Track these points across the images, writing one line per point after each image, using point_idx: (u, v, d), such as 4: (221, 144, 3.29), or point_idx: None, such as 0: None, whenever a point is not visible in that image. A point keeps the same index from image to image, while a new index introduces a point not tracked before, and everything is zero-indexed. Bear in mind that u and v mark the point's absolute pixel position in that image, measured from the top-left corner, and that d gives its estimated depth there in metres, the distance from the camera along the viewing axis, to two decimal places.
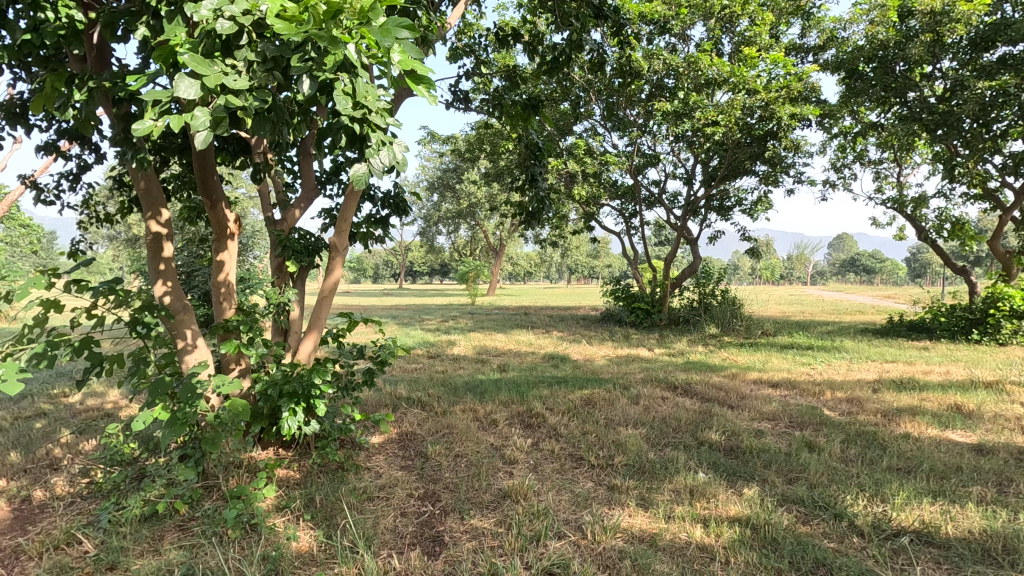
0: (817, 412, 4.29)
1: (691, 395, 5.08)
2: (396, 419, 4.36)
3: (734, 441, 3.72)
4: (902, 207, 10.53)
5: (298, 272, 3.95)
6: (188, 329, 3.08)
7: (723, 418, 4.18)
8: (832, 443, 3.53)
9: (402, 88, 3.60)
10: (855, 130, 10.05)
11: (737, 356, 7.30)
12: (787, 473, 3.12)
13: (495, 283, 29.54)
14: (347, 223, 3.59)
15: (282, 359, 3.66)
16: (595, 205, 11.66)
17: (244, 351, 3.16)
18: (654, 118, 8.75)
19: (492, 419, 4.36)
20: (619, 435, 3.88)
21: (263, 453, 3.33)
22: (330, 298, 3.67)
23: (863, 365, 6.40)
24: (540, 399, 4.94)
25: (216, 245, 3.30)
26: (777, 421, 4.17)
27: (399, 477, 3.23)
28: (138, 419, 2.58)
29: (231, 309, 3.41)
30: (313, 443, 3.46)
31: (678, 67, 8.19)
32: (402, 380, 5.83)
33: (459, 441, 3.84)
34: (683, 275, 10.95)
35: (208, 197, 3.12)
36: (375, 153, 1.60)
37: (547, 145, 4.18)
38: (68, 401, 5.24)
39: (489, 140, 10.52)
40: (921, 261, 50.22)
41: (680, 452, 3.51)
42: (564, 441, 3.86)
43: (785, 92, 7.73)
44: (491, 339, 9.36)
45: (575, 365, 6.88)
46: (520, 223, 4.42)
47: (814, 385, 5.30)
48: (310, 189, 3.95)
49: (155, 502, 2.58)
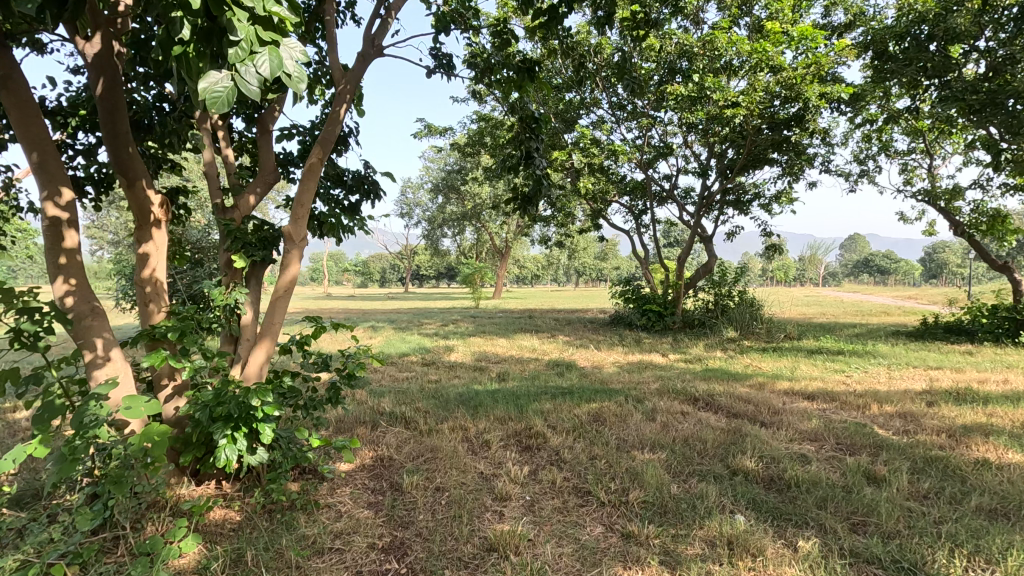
0: (869, 432, 3.63)
1: (714, 409, 4.42)
2: (372, 440, 3.75)
3: (774, 469, 3.07)
4: (933, 199, 9.80)
5: (252, 270, 3.35)
6: (99, 338, 2.49)
7: (757, 439, 3.53)
8: (899, 474, 2.87)
9: (370, 47, 3.00)
10: (881, 118, 9.35)
11: (760, 363, 6.62)
12: (847, 515, 2.48)
13: (500, 287, 28.90)
14: (307, 206, 3.00)
15: (227, 377, 3.03)
16: (603, 202, 11.02)
17: (174, 364, 2.59)
18: (666, 105, 8.12)
19: (484, 440, 3.74)
20: (634, 461, 3.24)
21: (199, 490, 2.73)
22: (286, 298, 3.06)
23: (905, 372, 5.71)
24: (542, 414, 4.31)
25: (137, 234, 2.68)
26: (823, 444, 3.51)
27: (361, 520, 2.62)
28: (6, 458, 1.94)
29: (162, 313, 2.78)
30: (263, 474, 2.86)
31: (692, 48, 7.52)
32: (387, 391, 5.20)
33: (442, 470, 3.21)
34: (697, 273, 10.24)
35: (124, 176, 2.51)
36: (248, 58, 1.03)
37: (546, 117, 3.52)
38: (12, 418, 4.65)
39: (491, 132, 9.93)
40: (938, 260, 49.04)
41: (710, 485, 2.87)
42: (568, 468, 3.22)
43: (814, 68, 6.98)
44: (493, 345, 8.74)
45: (582, 372, 6.25)
46: (517, 209, 3.79)
47: (857, 397, 4.62)
48: (268, 170, 3.39)
49: (29, 565, 1.99)
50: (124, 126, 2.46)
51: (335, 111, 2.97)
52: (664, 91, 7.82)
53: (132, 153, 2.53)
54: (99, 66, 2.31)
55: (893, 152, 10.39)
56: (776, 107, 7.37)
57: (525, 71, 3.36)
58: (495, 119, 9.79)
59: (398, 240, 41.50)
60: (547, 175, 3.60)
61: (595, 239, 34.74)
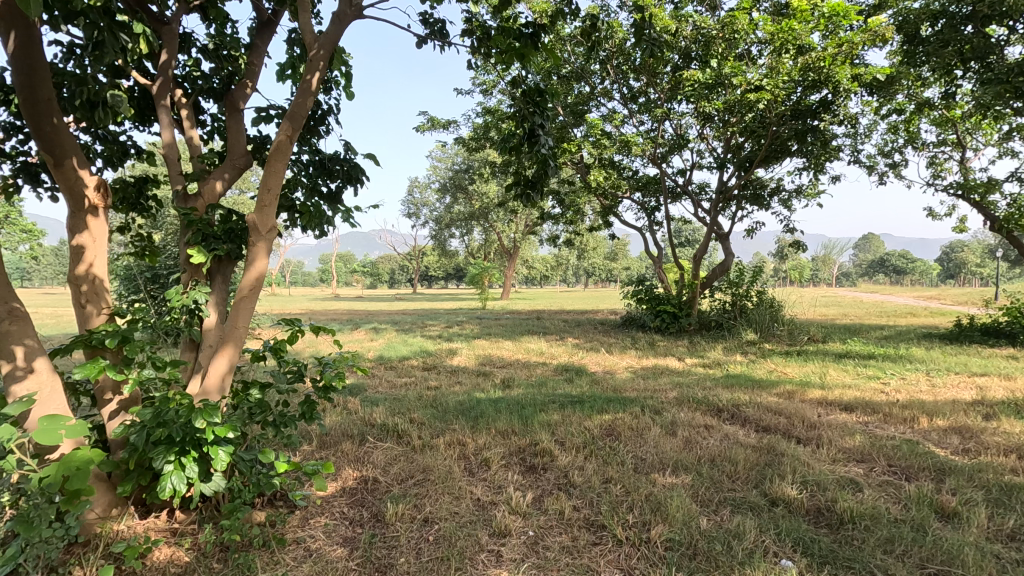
0: (925, 452, 3.15)
1: (742, 422, 3.97)
2: (357, 458, 3.33)
3: (821, 497, 2.61)
4: (966, 193, 9.23)
5: (218, 267, 2.93)
6: (19, 345, 2.08)
7: (796, 458, 3.08)
8: (974, 508, 2.41)
9: (347, 5, 2.59)
10: (909, 107, 8.84)
11: (786, 368, 6.16)
12: (921, 564, 2.05)
13: (509, 288, 28.43)
14: (276, 192, 2.58)
15: (183, 391, 2.60)
16: (613, 198, 10.56)
17: (114, 376, 2.20)
18: (682, 95, 7.68)
19: (484, 459, 3.30)
20: (654, 486, 2.81)
21: (144, 523, 2.35)
22: (251, 298, 2.62)
23: (949, 379, 5.22)
24: (549, 427, 3.87)
25: (69, 222, 2.26)
26: (872, 465, 3.04)
27: (333, 564, 2.20)
28: None
29: (102, 315, 2.36)
30: (222, 503, 2.45)
31: (710, 31, 7.12)
32: (380, 400, 4.78)
33: (434, 495, 2.80)
34: (713, 273, 9.77)
35: (49, 153, 2.11)
36: None
37: (552, 91, 3.06)
38: None
39: (498, 126, 9.51)
40: (957, 259, 47.92)
41: (746, 517, 2.43)
42: (578, 495, 2.78)
43: (846, 48, 6.50)
44: (498, 348, 8.32)
45: (593, 378, 5.81)
46: (519, 194, 3.36)
47: (902, 409, 4.13)
48: (237, 153, 3.01)
49: None
50: (43, 90, 2.06)
51: (308, 80, 2.57)
52: (680, 78, 7.39)
53: (57, 124, 2.12)
54: (7, 18, 1.94)
55: (921, 145, 9.87)
56: (802, 93, 6.91)
57: (528, 35, 2.92)
58: (501, 112, 9.37)
59: (405, 240, 41.26)
60: (554, 156, 3.14)
61: (605, 239, 34.27)
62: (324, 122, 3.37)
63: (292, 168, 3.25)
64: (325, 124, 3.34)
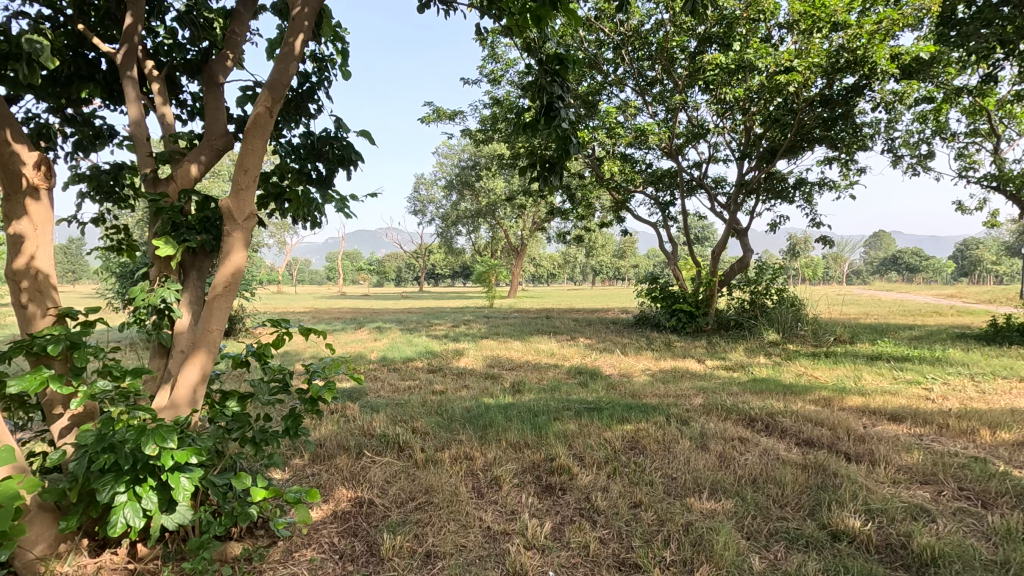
0: (1000, 473, 2.75)
1: (780, 434, 3.57)
2: (352, 476, 2.96)
3: (890, 529, 2.24)
4: (1002, 185, 8.73)
5: (191, 260, 2.55)
6: None
7: (851, 479, 2.69)
8: None
9: None
10: (940, 95, 8.38)
11: (816, 371, 5.74)
12: None
13: (516, 287, 28.01)
14: (254, 173, 2.22)
15: (149, 406, 2.24)
16: (626, 193, 10.17)
17: (60, 390, 1.82)
18: (701, 82, 7.29)
19: (494, 477, 2.93)
20: (690, 513, 2.44)
21: (97, 561, 2.00)
22: (225, 298, 2.24)
23: (1001, 386, 4.79)
24: (564, 439, 3.51)
25: (6, 208, 1.91)
26: (940, 489, 2.65)
27: None
28: None
29: (48, 317, 2.00)
30: (191, 537, 2.09)
31: (733, 12, 6.72)
32: (382, 407, 4.43)
33: (439, 523, 2.44)
34: (732, 270, 9.34)
35: None
36: None
37: (572, 58, 2.69)
38: None
39: (506, 118, 9.14)
40: (973, 256, 46.88)
41: (808, 558, 2.05)
42: (603, 523, 2.42)
43: (886, 24, 6.07)
44: (507, 348, 7.97)
45: (609, 382, 5.44)
46: (536, 175, 2.98)
47: (959, 419, 3.72)
48: (215, 132, 2.64)
49: None
50: None
51: (290, 43, 2.21)
52: (700, 63, 6.98)
53: None
54: None
55: (950, 135, 9.40)
56: (832, 79, 6.53)
57: None
58: (509, 103, 8.99)
59: (412, 239, 41.15)
60: (575, 135, 2.76)
61: (613, 237, 33.82)
62: (314, 98, 3.00)
63: (279, 150, 2.88)
64: (313, 100, 2.97)
